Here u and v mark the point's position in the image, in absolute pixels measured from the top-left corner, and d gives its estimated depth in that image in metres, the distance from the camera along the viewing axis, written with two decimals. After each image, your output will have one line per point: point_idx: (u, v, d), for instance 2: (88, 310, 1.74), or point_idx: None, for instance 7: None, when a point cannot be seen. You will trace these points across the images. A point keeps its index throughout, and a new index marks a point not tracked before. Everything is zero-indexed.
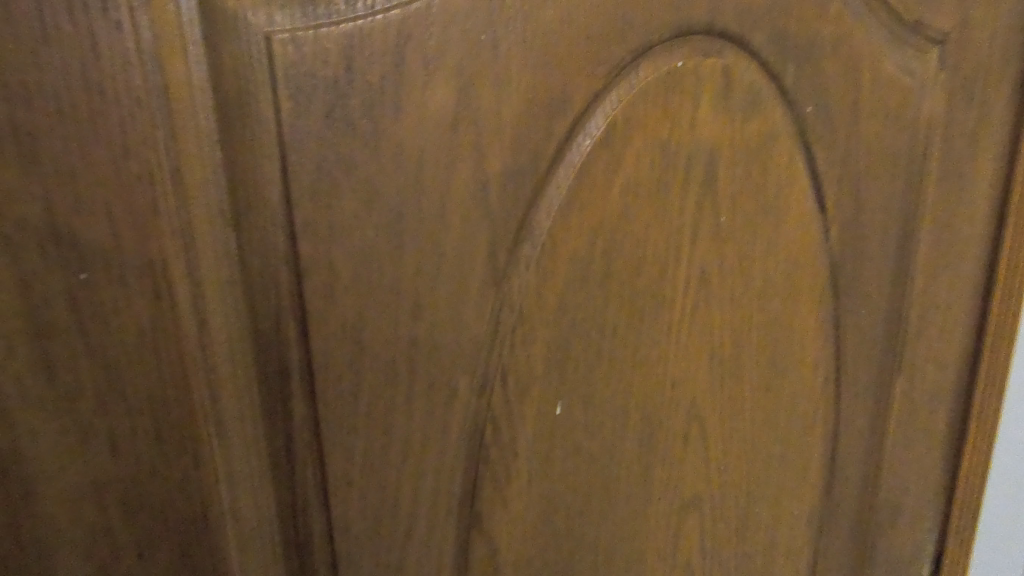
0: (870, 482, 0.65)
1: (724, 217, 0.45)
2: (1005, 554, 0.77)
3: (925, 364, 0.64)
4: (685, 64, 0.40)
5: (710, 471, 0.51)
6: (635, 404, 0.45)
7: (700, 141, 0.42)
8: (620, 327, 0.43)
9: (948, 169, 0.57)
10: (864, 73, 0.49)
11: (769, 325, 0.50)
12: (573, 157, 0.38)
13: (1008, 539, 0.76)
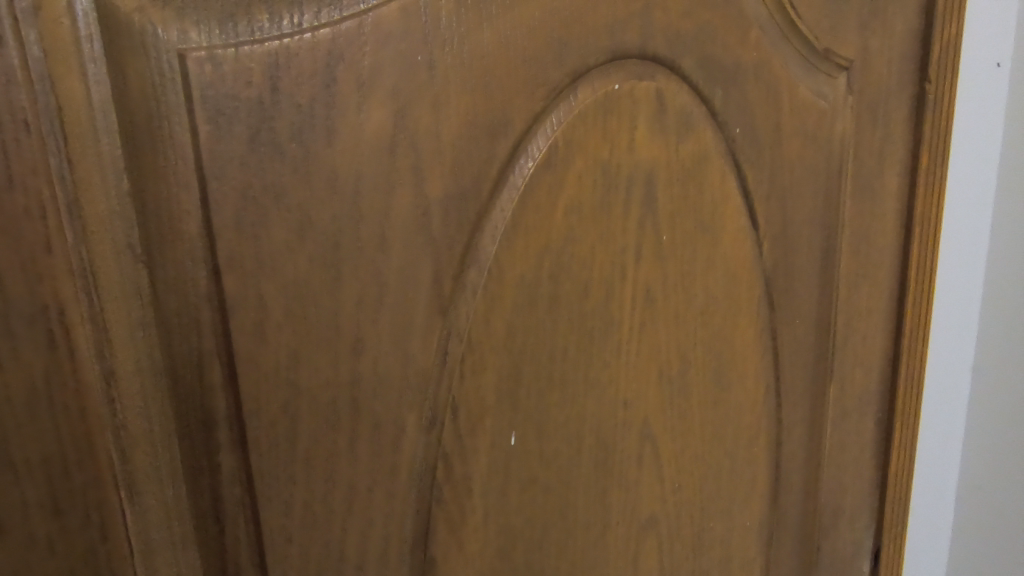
0: (812, 486, 0.70)
1: (665, 235, 0.49)
2: (934, 543, 0.83)
3: (854, 369, 0.70)
4: (622, 87, 0.44)
5: (664, 483, 0.53)
6: (588, 422, 0.46)
7: (638, 164, 0.46)
8: (570, 351, 0.44)
9: (861, 184, 0.65)
10: (783, 98, 0.56)
11: (713, 335, 0.54)
12: (516, 178, 0.39)
13: (936, 528, 0.83)
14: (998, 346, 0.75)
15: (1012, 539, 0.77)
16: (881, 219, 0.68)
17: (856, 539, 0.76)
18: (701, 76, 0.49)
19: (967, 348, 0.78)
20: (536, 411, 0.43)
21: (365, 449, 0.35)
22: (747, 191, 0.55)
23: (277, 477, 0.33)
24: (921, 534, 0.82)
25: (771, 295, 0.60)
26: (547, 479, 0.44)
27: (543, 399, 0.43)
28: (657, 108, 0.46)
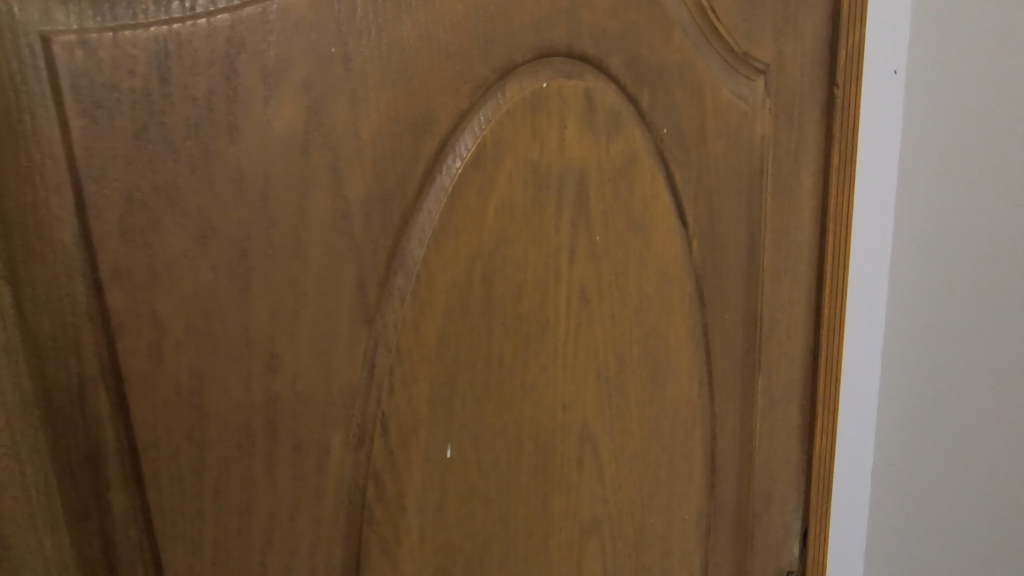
0: (745, 476, 0.72)
1: (598, 235, 0.48)
2: (857, 522, 0.88)
3: (779, 360, 0.73)
4: (550, 85, 0.43)
5: (605, 483, 0.53)
6: (527, 428, 0.45)
7: (569, 164, 0.45)
8: (506, 356, 0.43)
9: (781, 183, 0.67)
10: (707, 100, 0.58)
11: (648, 332, 0.55)
12: (443, 178, 0.38)
13: (858, 508, 0.87)
14: (904, 333, 0.81)
15: (919, 511, 0.83)
16: (799, 216, 0.71)
17: (787, 522, 0.79)
18: (627, 76, 0.49)
19: (877, 336, 0.83)
20: (473, 421, 0.41)
21: (286, 475, 0.32)
22: (675, 190, 0.56)
23: (182, 514, 0.29)
24: (845, 514, 0.86)
25: (701, 291, 0.61)
26: (487, 490, 0.43)
27: (479, 408, 0.41)
28: (586, 107, 0.46)
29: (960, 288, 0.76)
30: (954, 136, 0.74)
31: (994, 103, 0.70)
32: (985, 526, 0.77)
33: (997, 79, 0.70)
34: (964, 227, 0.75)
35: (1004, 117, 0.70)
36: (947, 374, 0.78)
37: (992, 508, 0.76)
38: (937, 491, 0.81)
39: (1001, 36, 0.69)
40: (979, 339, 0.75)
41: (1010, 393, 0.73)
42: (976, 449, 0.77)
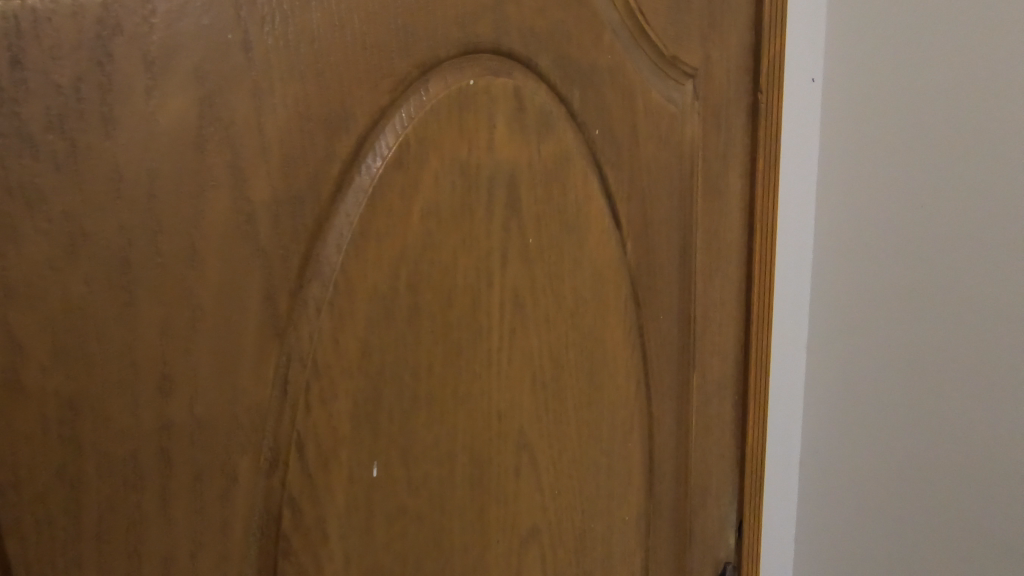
0: (682, 473, 0.73)
1: (531, 237, 0.47)
2: (788, 512, 0.91)
3: (712, 358, 0.74)
4: (477, 83, 0.42)
5: (543, 491, 0.52)
6: (459, 441, 0.43)
7: (498, 164, 0.44)
8: (436, 366, 0.41)
9: (710, 185, 0.69)
10: (638, 102, 0.58)
11: (584, 335, 0.54)
12: (362, 179, 0.35)
13: (788, 498, 0.90)
14: (825, 331, 0.85)
15: (843, 499, 0.87)
16: (728, 217, 0.72)
17: (723, 515, 0.81)
18: (558, 75, 0.48)
19: (801, 332, 0.87)
20: (402, 436, 0.39)
21: (183, 510, 0.29)
22: (608, 192, 0.56)
23: (54, 564, 0.26)
24: (776, 504, 0.89)
25: (636, 292, 0.61)
26: (418, 508, 0.41)
27: (407, 422, 0.39)
28: (515, 106, 0.45)
29: (894, 285, 0.79)
30: (865, 146, 0.78)
31: (917, 113, 0.74)
32: (909, 512, 0.81)
33: (905, 93, 0.75)
34: (877, 231, 0.79)
35: (909, 129, 0.75)
36: (883, 368, 0.81)
37: (907, 494, 0.81)
38: (858, 480, 0.85)
39: (904, 53, 0.74)
40: (894, 336, 0.80)
41: (920, 386, 0.78)
42: (891, 439, 0.82)
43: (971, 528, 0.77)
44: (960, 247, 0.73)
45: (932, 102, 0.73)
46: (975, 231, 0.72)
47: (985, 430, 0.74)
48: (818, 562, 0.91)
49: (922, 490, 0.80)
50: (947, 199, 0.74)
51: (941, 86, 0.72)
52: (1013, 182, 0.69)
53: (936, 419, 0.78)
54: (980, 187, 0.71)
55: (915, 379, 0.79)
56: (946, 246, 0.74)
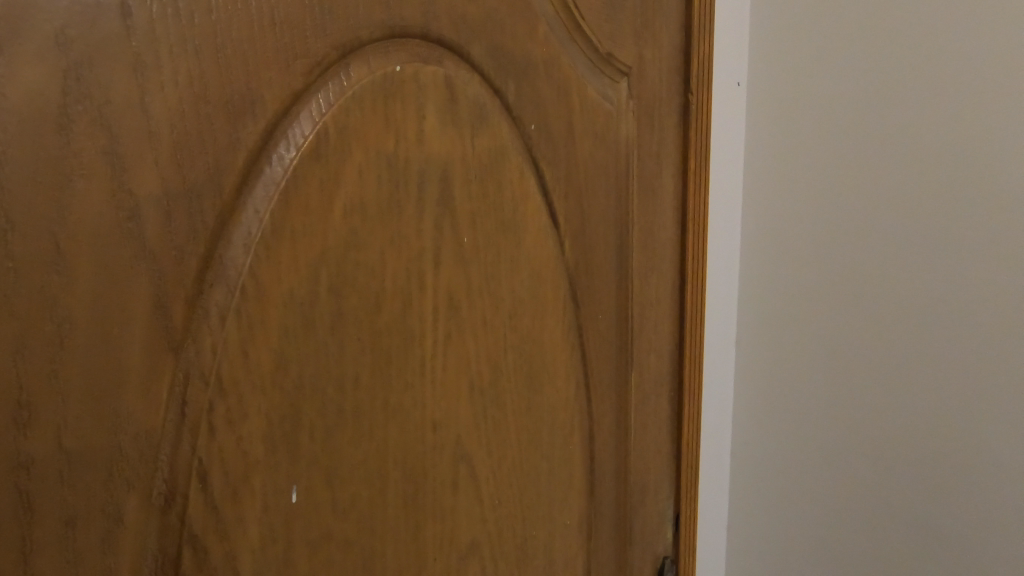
0: (622, 472, 0.73)
1: (466, 236, 0.45)
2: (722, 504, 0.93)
3: (648, 356, 0.74)
4: (404, 69, 0.39)
5: (482, 503, 0.49)
6: (391, 458, 0.40)
7: (429, 158, 0.41)
8: (364, 377, 0.37)
9: (645, 183, 0.69)
10: (574, 97, 0.56)
11: (522, 338, 0.52)
12: (273, 171, 0.32)
13: (722, 490, 0.93)
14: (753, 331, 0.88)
15: (772, 494, 0.90)
16: (663, 215, 0.73)
17: (661, 511, 0.81)
18: (491, 66, 0.46)
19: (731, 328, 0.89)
20: (326, 457, 0.35)
21: (49, 555, 0.25)
22: (546, 189, 0.54)
23: None
24: (712, 497, 0.91)
25: (575, 293, 0.60)
26: (345, 533, 0.37)
27: (331, 441, 0.36)
28: (447, 97, 0.42)
29: (820, 289, 0.82)
30: (789, 153, 0.82)
31: (842, 125, 0.78)
32: (833, 505, 0.85)
33: (833, 105, 0.78)
34: (800, 236, 0.83)
35: (829, 138, 0.79)
36: (810, 368, 0.85)
37: (830, 487, 0.85)
38: (785, 474, 0.89)
39: (824, 68, 0.78)
40: (822, 336, 0.83)
41: (840, 384, 0.83)
42: (814, 434, 0.85)
43: (891, 521, 0.81)
44: (874, 252, 0.78)
45: (849, 115, 0.77)
46: (888, 238, 0.77)
47: (897, 424, 0.79)
48: (748, 554, 0.94)
49: (842, 482, 0.84)
50: (862, 207, 0.78)
51: (860, 102, 0.76)
52: (917, 193, 0.74)
53: (854, 414, 0.82)
54: (898, 198, 0.76)
55: (840, 379, 0.82)
56: (862, 252, 0.79)
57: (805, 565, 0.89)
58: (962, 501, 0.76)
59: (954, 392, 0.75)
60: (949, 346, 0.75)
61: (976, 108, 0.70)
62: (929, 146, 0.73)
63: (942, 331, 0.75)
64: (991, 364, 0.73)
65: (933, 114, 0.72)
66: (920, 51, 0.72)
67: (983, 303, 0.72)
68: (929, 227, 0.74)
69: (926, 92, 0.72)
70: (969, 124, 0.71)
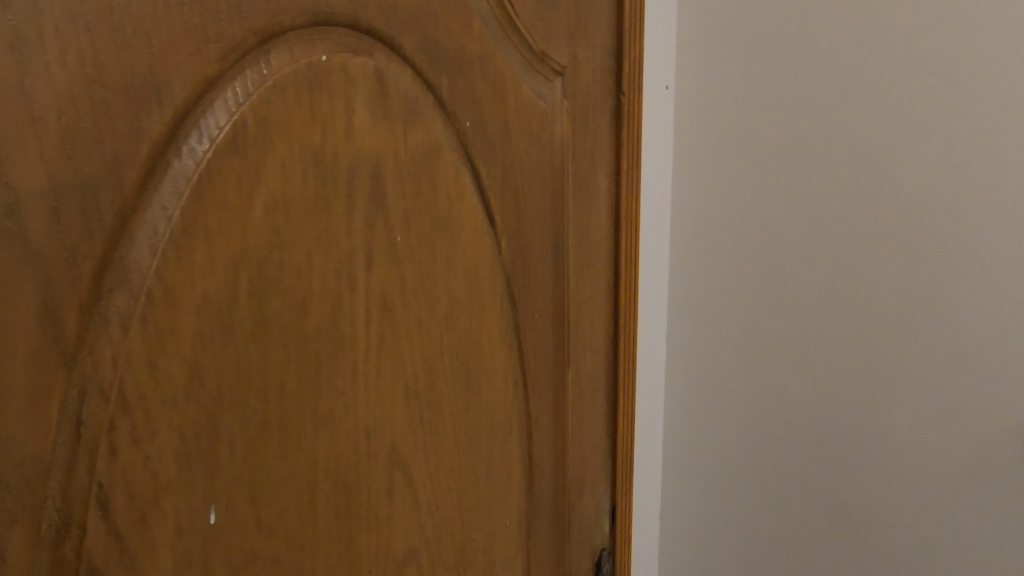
0: (560, 470, 0.73)
1: (400, 236, 0.43)
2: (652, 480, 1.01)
3: (585, 353, 0.75)
4: (331, 59, 0.37)
5: (420, 509, 0.48)
6: (322, 468, 0.38)
7: (359, 155, 0.39)
8: (290, 386, 0.35)
9: (579, 183, 0.70)
10: (509, 94, 0.56)
11: (458, 339, 0.51)
12: (183, 165, 0.29)
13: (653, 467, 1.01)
14: (682, 319, 0.98)
15: (702, 464, 1.00)
16: (597, 215, 0.74)
17: (598, 504, 0.83)
18: (424, 60, 0.45)
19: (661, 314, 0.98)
20: (248, 473, 0.33)
21: None
22: (482, 187, 0.53)
23: None
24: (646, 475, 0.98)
25: (512, 292, 0.59)
26: (271, 553, 0.35)
27: (253, 454, 0.33)
28: (378, 90, 0.40)
29: (736, 275, 0.93)
30: (709, 155, 0.92)
31: (752, 128, 0.89)
32: (748, 466, 0.96)
33: (744, 110, 0.89)
34: (719, 228, 0.93)
35: (747, 144, 0.90)
36: (733, 346, 0.95)
37: (748, 451, 0.96)
38: (711, 445, 0.99)
39: (735, 77, 0.89)
40: (738, 316, 0.94)
41: (753, 358, 0.94)
42: (734, 404, 0.96)
43: (798, 479, 0.93)
44: (780, 241, 0.90)
45: (756, 119, 0.88)
46: (791, 228, 0.88)
47: (800, 391, 0.91)
48: (686, 525, 1.02)
49: (755, 445, 0.95)
50: (770, 201, 0.89)
51: (766, 108, 0.88)
52: (815, 189, 0.86)
53: (765, 385, 0.93)
54: (799, 193, 0.87)
55: (753, 353, 0.94)
56: (770, 240, 0.90)
57: (728, 526, 0.99)
58: (855, 458, 0.88)
59: (845, 362, 0.87)
60: (842, 323, 0.87)
61: (857, 112, 0.82)
62: (824, 148, 0.85)
63: (836, 310, 0.87)
64: (873, 337, 0.85)
65: (825, 120, 0.84)
66: (812, 65, 0.84)
67: (865, 282, 0.85)
68: (824, 220, 0.86)
69: (819, 100, 0.84)
70: (853, 130, 0.82)
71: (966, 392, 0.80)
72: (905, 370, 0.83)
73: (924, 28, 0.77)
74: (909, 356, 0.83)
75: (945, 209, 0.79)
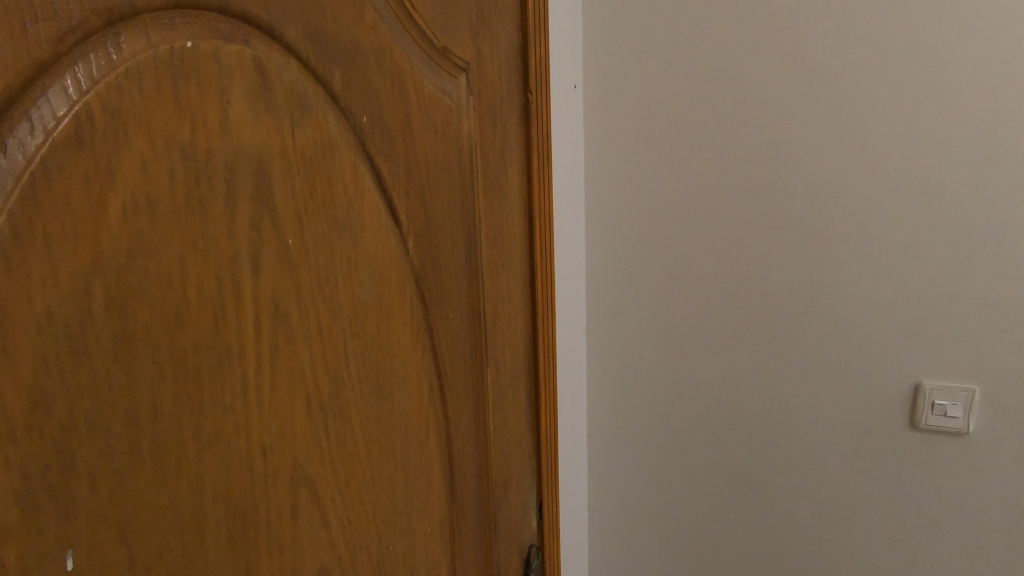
0: (484, 471, 0.72)
1: (292, 238, 0.40)
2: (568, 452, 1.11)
3: (503, 351, 0.75)
4: (199, 46, 0.34)
5: (330, 527, 0.46)
6: (210, 495, 0.35)
7: (238, 150, 0.36)
8: (165, 407, 0.32)
9: (490, 181, 0.69)
10: (410, 90, 0.54)
11: (366, 344, 0.49)
12: (10, 162, 0.26)
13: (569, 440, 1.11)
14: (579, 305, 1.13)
15: (605, 426, 1.19)
16: (508, 212, 0.74)
17: (524, 501, 0.83)
18: (311, 51, 0.42)
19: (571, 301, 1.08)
20: (115, 508, 0.30)
21: None
22: (384, 186, 0.51)
23: None
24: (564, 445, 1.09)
25: (423, 292, 0.58)
26: None
27: (119, 487, 0.30)
28: (258, 82, 0.38)
29: (660, 261, 1.09)
30: (641, 157, 1.07)
31: (676, 135, 1.04)
32: (700, 423, 1.12)
33: (670, 120, 1.04)
34: (650, 221, 1.09)
35: (614, 159, 1.09)
36: (618, 325, 1.14)
37: (683, 409, 1.13)
38: (641, 408, 1.16)
39: (661, 91, 1.04)
40: (672, 295, 1.10)
41: (687, 330, 1.10)
42: (671, 370, 1.13)
43: (742, 428, 1.10)
44: (703, 230, 1.06)
45: (683, 125, 1.04)
46: (718, 218, 1.04)
47: (742, 354, 1.07)
48: (598, 478, 1.22)
49: (704, 404, 1.11)
50: (694, 197, 1.05)
51: (689, 117, 1.03)
52: (738, 182, 1.02)
53: (709, 351, 1.09)
54: (721, 187, 1.03)
55: (689, 326, 1.10)
56: (701, 228, 1.06)
57: (680, 475, 1.16)
58: (785, 407, 1.06)
59: (777, 328, 1.04)
60: (771, 295, 1.04)
61: (772, 117, 0.99)
62: (745, 148, 1.01)
63: (768, 285, 1.03)
64: (799, 306, 1.02)
65: (741, 124, 1.00)
66: (725, 79, 1.00)
67: (790, 261, 1.01)
68: (753, 210, 1.02)
69: (733, 108, 1.00)
70: (772, 133, 0.99)
71: (801, 346, 1.03)
72: (819, 331, 1.02)
73: (810, 52, 0.95)
74: (826, 322, 1.01)
75: (817, 204, 0.98)
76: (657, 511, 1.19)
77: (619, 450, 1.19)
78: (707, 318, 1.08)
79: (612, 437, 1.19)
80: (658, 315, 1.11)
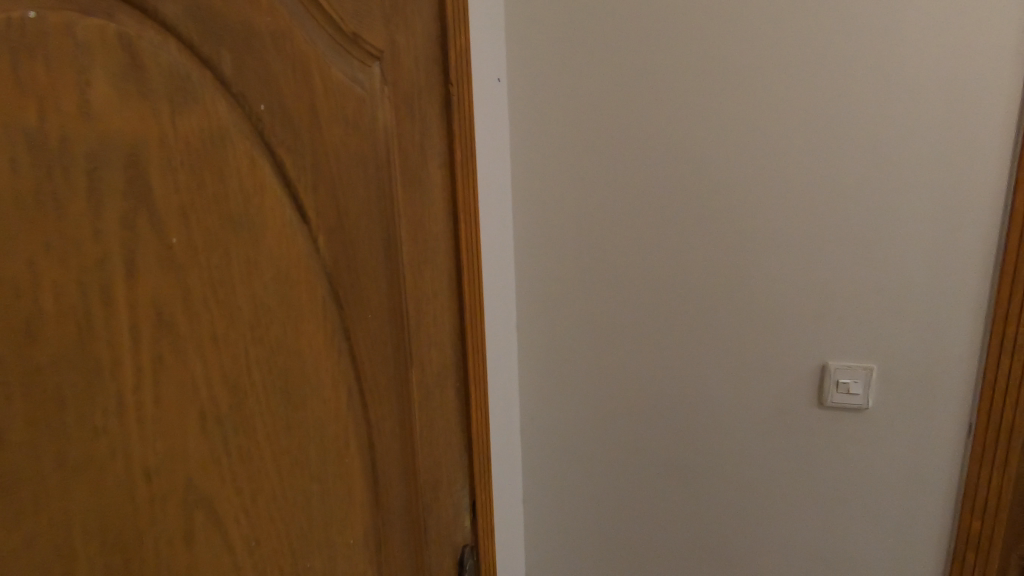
0: (411, 475, 0.70)
1: (177, 237, 0.36)
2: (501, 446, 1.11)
3: (429, 350, 0.73)
4: (46, 18, 0.29)
5: (235, 550, 0.42)
6: (79, 526, 0.31)
7: (103, 139, 0.32)
8: (12, 432, 0.28)
9: (409, 175, 0.67)
10: (316, 77, 0.51)
11: (271, 350, 0.45)
12: None
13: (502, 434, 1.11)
14: (508, 299, 1.13)
15: (539, 418, 1.20)
16: (431, 207, 0.72)
17: (456, 500, 0.82)
18: (193, 30, 0.38)
19: (500, 296, 1.07)
20: None
21: None
22: (288, 179, 0.47)
23: None
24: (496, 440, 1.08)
25: (337, 293, 0.54)
26: None
27: None
28: (126, 62, 0.33)
29: (588, 254, 1.11)
30: (565, 151, 1.08)
31: (600, 129, 1.06)
32: (629, 411, 1.15)
33: (593, 115, 1.05)
34: (578, 215, 1.10)
35: (540, 153, 1.09)
36: (548, 318, 1.15)
37: (613, 399, 1.15)
38: (571, 399, 1.18)
39: (584, 87, 1.05)
40: (600, 287, 1.11)
41: (615, 321, 1.12)
42: (600, 362, 1.14)
43: (669, 415, 1.13)
44: (627, 223, 1.08)
45: (605, 120, 1.05)
46: (642, 212, 1.07)
47: (666, 343, 1.10)
48: (533, 469, 1.23)
49: (631, 393, 1.14)
50: (618, 192, 1.07)
51: (612, 112, 1.04)
52: (659, 176, 1.05)
53: (635, 342, 1.12)
54: (644, 180, 1.05)
55: (616, 317, 1.12)
56: (625, 222, 1.08)
57: (611, 463, 1.18)
58: (707, 392, 1.10)
59: (698, 316, 1.08)
60: (692, 285, 1.07)
61: (689, 113, 1.01)
62: (663, 142, 1.03)
63: (690, 275, 1.07)
64: (718, 295, 1.06)
65: (661, 119, 1.03)
66: (644, 75, 1.02)
67: (707, 252, 1.05)
68: (672, 203, 1.05)
69: (653, 103, 1.02)
70: (689, 129, 1.02)
71: (721, 333, 1.08)
72: (737, 319, 1.06)
73: (722, 50, 0.98)
74: (742, 310, 1.06)
75: (734, 197, 1.02)
76: (590, 500, 1.21)
77: (552, 441, 1.20)
78: (633, 309, 1.10)
79: (545, 429, 1.20)
80: (586, 308, 1.13)
